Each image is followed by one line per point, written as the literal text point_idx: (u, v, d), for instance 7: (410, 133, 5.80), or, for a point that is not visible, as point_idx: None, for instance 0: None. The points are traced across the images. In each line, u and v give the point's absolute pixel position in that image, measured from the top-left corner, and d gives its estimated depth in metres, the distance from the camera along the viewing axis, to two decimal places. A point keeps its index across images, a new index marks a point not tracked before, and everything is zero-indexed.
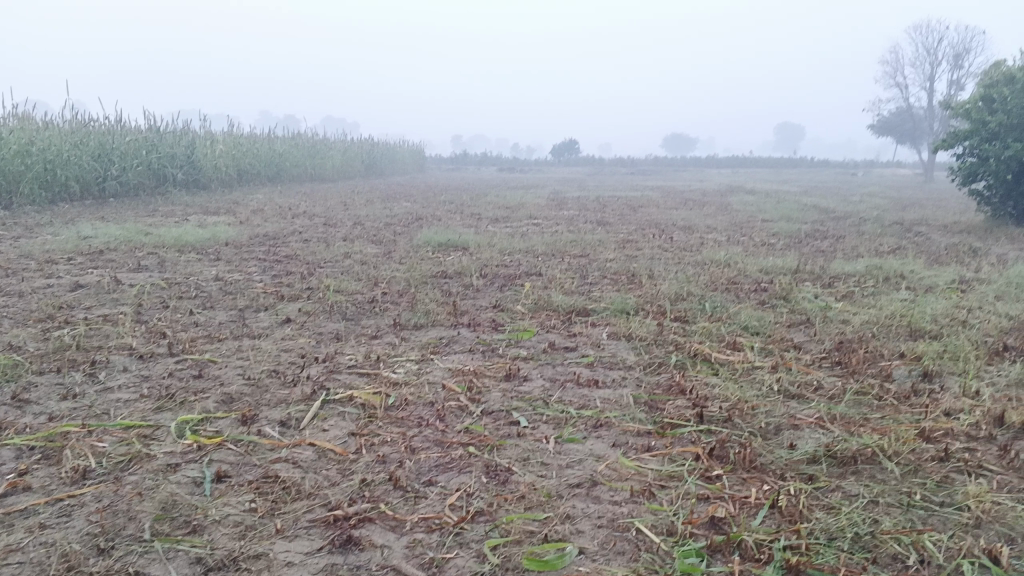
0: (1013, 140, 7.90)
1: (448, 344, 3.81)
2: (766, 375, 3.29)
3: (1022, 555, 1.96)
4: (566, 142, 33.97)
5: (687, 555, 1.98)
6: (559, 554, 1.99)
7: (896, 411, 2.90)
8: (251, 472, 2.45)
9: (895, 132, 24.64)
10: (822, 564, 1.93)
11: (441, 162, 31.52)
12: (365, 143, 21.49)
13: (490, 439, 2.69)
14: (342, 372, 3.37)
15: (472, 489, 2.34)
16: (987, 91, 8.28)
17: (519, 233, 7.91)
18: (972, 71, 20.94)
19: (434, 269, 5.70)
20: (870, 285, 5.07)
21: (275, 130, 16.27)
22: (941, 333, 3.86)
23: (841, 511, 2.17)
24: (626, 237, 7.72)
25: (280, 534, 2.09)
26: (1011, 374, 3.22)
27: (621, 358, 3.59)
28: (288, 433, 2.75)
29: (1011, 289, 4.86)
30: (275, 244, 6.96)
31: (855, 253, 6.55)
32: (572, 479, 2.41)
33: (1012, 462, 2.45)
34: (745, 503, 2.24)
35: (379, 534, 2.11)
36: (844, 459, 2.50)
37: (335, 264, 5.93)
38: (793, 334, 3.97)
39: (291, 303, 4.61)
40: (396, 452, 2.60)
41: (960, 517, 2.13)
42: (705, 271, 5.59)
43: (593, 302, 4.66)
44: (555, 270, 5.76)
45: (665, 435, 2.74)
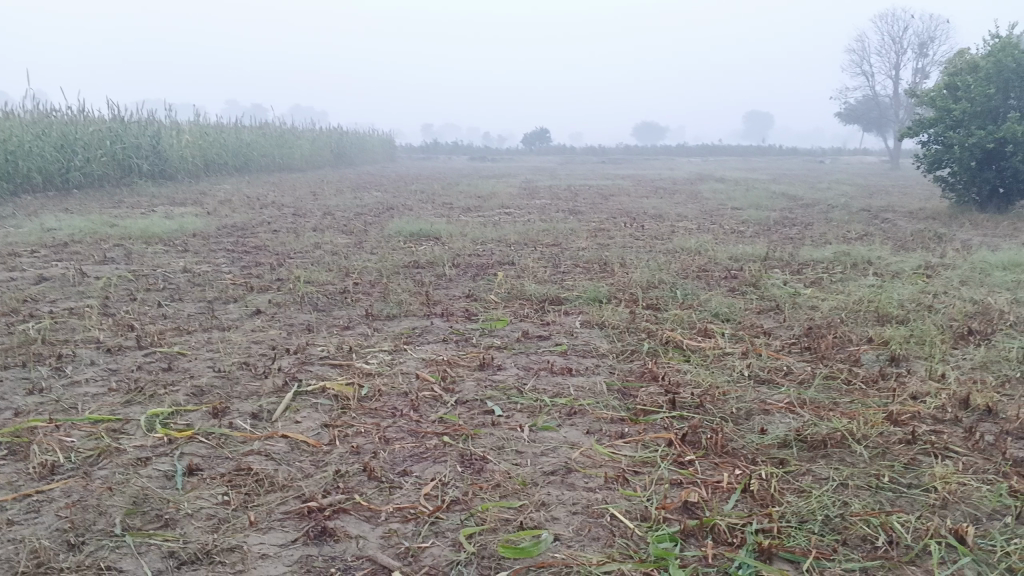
0: (976, 128, 8.04)
1: (421, 334, 3.80)
2: (737, 362, 3.32)
3: (987, 534, 2.00)
4: (537, 131, 33.92)
5: (661, 540, 2.00)
6: (534, 541, 1.99)
7: (864, 395, 2.94)
8: (224, 465, 2.43)
9: (862, 120, 24.94)
10: (794, 546, 1.95)
11: (412, 151, 31.33)
12: (334, 133, 21.31)
13: (465, 428, 2.69)
14: (314, 364, 3.34)
15: (447, 479, 2.34)
16: (950, 80, 8.40)
17: (490, 222, 7.90)
18: (937, 60, 21.23)
19: (406, 258, 5.69)
20: (838, 272, 5.14)
21: (243, 119, 16.07)
22: (908, 318, 3.92)
23: (812, 493, 2.20)
24: (598, 226, 7.75)
25: (254, 526, 2.08)
26: (976, 358, 3.28)
27: (594, 346, 3.61)
28: (261, 425, 2.73)
29: (975, 274, 4.95)
30: (244, 235, 6.89)
31: (823, 240, 6.64)
32: (546, 467, 2.42)
33: (977, 443, 2.49)
34: (717, 488, 2.26)
35: (354, 525, 2.10)
36: (814, 443, 2.53)
37: (306, 254, 5.88)
38: (763, 320, 4.01)
39: (261, 294, 4.57)
40: (370, 442, 2.59)
41: (927, 499, 2.17)
42: (676, 259, 5.63)
43: (566, 290, 4.67)
44: (527, 258, 5.76)
45: (638, 422, 2.75)
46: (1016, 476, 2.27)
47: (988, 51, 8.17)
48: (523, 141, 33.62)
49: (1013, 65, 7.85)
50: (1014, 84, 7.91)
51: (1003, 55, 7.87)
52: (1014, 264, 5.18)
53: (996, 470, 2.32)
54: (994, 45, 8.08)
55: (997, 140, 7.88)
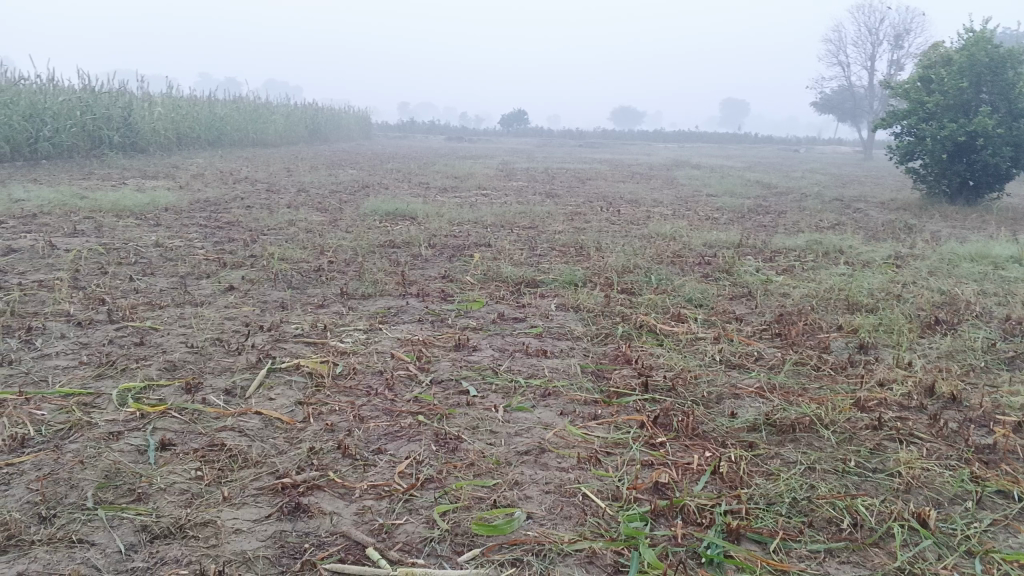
0: (948, 121, 8.14)
1: (396, 313, 3.81)
2: (708, 347, 3.37)
3: (949, 518, 2.05)
4: (515, 113, 33.78)
5: (632, 519, 2.03)
6: (507, 519, 2.01)
7: (833, 381, 3.00)
8: (197, 440, 2.42)
9: (837, 110, 25.11)
10: (761, 528, 1.99)
11: (387, 129, 31.05)
12: (310, 109, 21.07)
13: (439, 408, 2.71)
14: (288, 341, 3.33)
15: (421, 457, 2.35)
16: (925, 72, 8.49)
17: (467, 204, 7.88)
18: (912, 52, 21.40)
19: (382, 238, 5.66)
20: (810, 260, 5.20)
21: (216, 93, 15.84)
22: (877, 307, 3.99)
23: (780, 476, 2.25)
24: (575, 209, 7.76)
25: (227, 501, 2.08)
26: (942, 347, 3.35)
27: (569, 329, 3.63)
28: (234, 401, 2.72)
29: (944, 265, 5.03)
30: (217, 210, 6.81)
31: (796, 229, 6.71)
32: (520, 447, 2.44)
33: (941, 430, 2.55)
34: (687, 469, 2.30)
35: (328, 501, 2.11)
36: (783, 427, 2.57)
37: (280, 231, 5.84)
38: (736, 306, 4.06)
39: (234, 270, 4.53)
40: (344, 420, 2.59)
41: (891, 483, 2.22)
42: (651, 244, 5.67)
43: (542, 273, 4.69)
44: (504, 240, 5.77)
45: (611, 404, 2.78)
46: (978, 463, 2.33)
47: (962, 44, 8.26)
48: (500, 122, 33.58)
49: (986, 58, 7.93)
50: (986, 78, 8.01)
51: (976, 49, 7.95)
52: (980, 256, 5.28)
53: (958, 456, 2.38)
54: (968, 39, 8.17)
55: (968, 133, 7.99)
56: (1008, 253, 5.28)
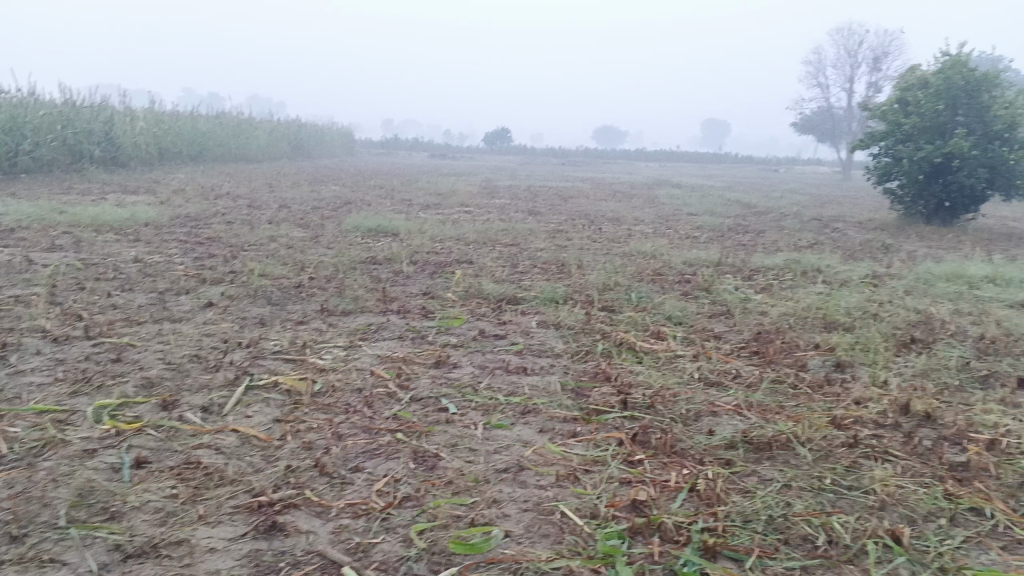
0: (925, 143, 8.27)
1: (376, 330, 3.80)
2: (687, 364, 3.38)
3: (923, 536, 2.07)
4: (498, 130, 33.95)
5: (610, 537, 2.03)
6: (485, 537, 2.01)
7: (810, 399, 3.03)
8: (173, 458, 2.41)
9: (817, 131, 25.40)
10: (737, 545, 2.00)
11: (370, 146, 31.02)
12: (293, 126, 21.07)
13: (418, 425, 2.70)
14: (266, 358, 3.32)
15: (399, 475, 2.35)
16: (902, 94, 8.63)
17: (450, 221, 7.90)
18: (889, 75, 21.71)
19: (363, 254, 5.65)
20: (788, 279, 5.25)
21: (199, 108, 15.80)
22: (854, 326, 4.03)
23: (756, 494, 2.26)
24: (557, 227, 7.79)
25: (203, 520, 2.06)
26: (917, 366, 3.38)
27: (549, 346, 3.64)
28: (211, 419, 2.70)
29: (919, 285, 5.10)
30: (198, 226, 6.78)
31: (775, 248, 6.78)
32: (499, 464, 2.44)
33: (915, 448, 2.57)
34: (665, 487, 2.31)
35: (304, 520, 2.10)
36: (760, 445, 2.59)
37: (261, 247, 5.82)
38: (714, 324, 4.09)
39: (214, 286, 4.51)
40: (321, 438, 2.58)
41: (867, 500, 2.24)
42: (632, 262, 5.70)
43: (523, 290, 4.70)
44: (486, 258, 5.78)
45: (590, 421, 2.79)
46: (951, 481, 2.36)
47: (939, 67, 8.41)
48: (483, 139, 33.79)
49: (962, 82, 8.08)
50: (962, 101, 8.15)
51: (952, 72, 8.10)
52: (955, 276, 5.35)
53: (932, 474, 2.40)
54: (944, 62, 8.31)
55: (944, 155, 8.12)
56: (982, 273, 5.36)
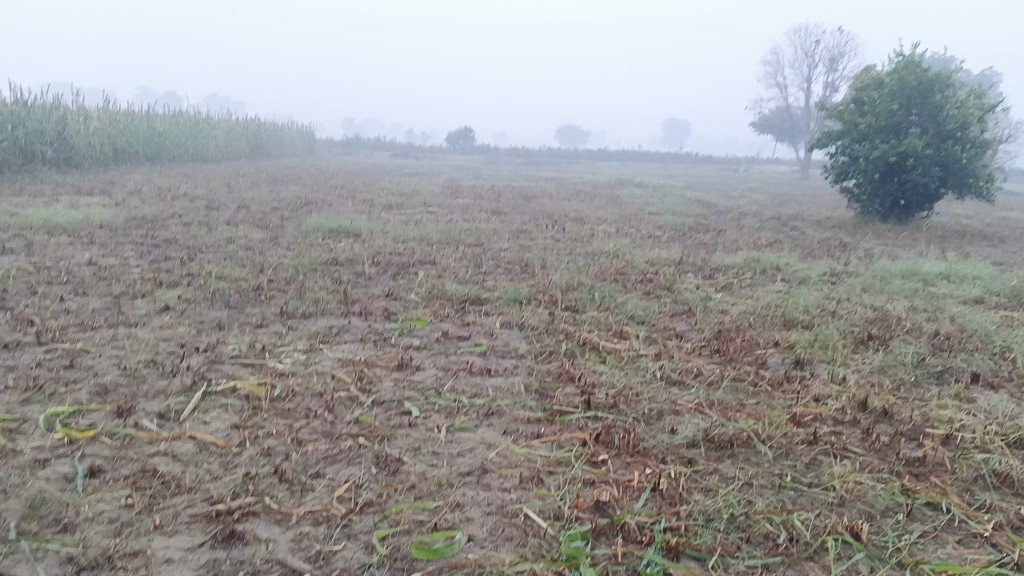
0: (881, 142, 8.43)
1: (338, 333, 3.76)
2: (650, 363, 3.40)
3: (881, 531, 2.10)
4: (460, 130, 33.95)
5: (573, 538, 2.03)
6: (448, 542, 2.00)
7: (770, 397, 3.06)
8: (128, 466, 2.35)
9: (776, 130, 25.74)
10: (700, 544, 2.01)
11: (331, 146, 30.76)
12: (252, 125, 20.81)
13: (380, 429, 2.68)
14: (224, 363, 3.26)
15: (361, 481, 2.32)
16: (858, 94, 8.78)
17: (412, 221, 7.85)
18: (846, 75, 22.06)
19: (324, 255, 5.59)
20: (748, 277, 5.30)
21: (155, 108, 15.53)
22: (813, 323, 4.08)
23: (718, 492, 2.27)
24: (520, 227, 7.79)
25: (159, 530, 2.02)
26: (874, 362, 3.44)
27: (513, 347, 3.63)
28: (168, 426, 2.65)
29: (876, 282, 5.18)
30: (154, 228, 6.66)
31: (735, 246, 6.85)
32: (462, 468, 2.43)
33: (873, 444, 2.61)
34: (628, 487, 2.31)
35: (264, 528, 2.06)
36: (721, 443, 2.61)
37: (219, 249, 5.73)
38: (676, 323, 4.12)
39: (171, 290, 4.43)
40: (281, 444, 2.55)
41: (826, 497, 2.27)
42: (595, 262, 5.71)
43: (487, 290, 4.69)
44: (448, 258, 5.76)
45: (554, 422, 2.79)
46: (908, 476, 2.39)
47: (893, 68, 8.57)
48: (447, 138, 33.77)
49: (915, 82, 8.24)
50: (916, 101, 8.30)
51: (906, 72, 8.26)
52: (911, 273, 5.45)
53: (890, 470, 2.44)
54: (898, 63, 8.46)
55: (899, 154, 8.29)
56: (936, 270, 5.46)
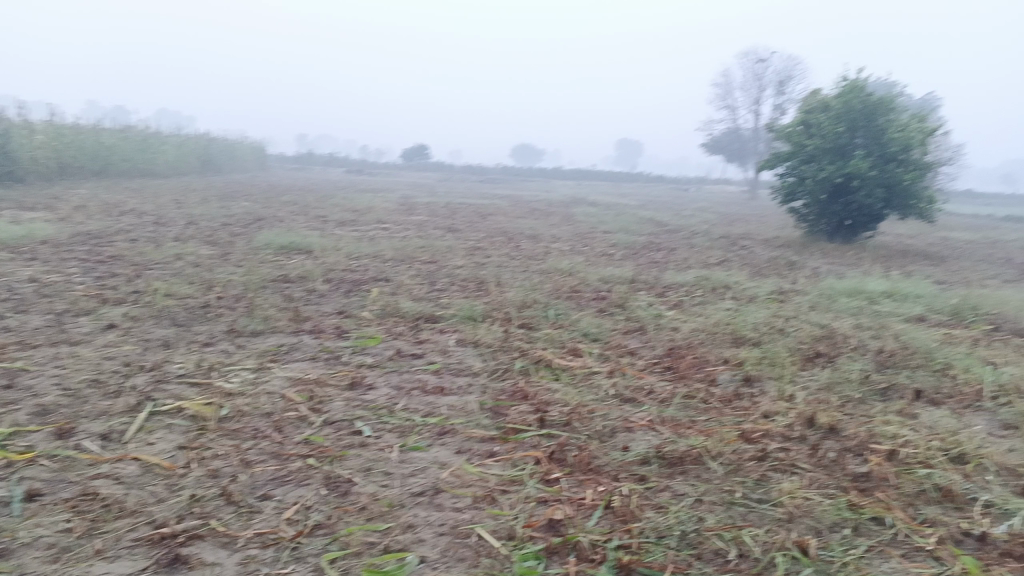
0: (827, 163, 8.65)
1: (288, 351, 3.71)
2: (603, 380, 3.42)
3: (828, 546, 2.13)
4: (416, 147, 33.94)
5: (526, 558, 2.03)
6: (399, 564, 1.97)
7: (720, 413, 3.09)
8: (68, 489, 2.28)
9: (725, 151, 26.23)
10: (652, 562, 2.02)
11: (284, 161, 30.48)
12: (203, 140, 20.51)
13: (331, 450, 2.64)
14: (170, 382, 3.19)
15: (310, 502, 2.28)
16: (805, 116, 9.00)
17: (366, 238, 7.81)
18: (793, 98, 22.59)
19: (275, 272, 5.53)
20: (699, 295, 5.38)
21: (103, 121, 15.23)
22: (761, 340, 4.15)
23: (670, 509, 2.29)
24: (475, 244, 7.79)
25: (99, 555, 1.96)
26: (821, 379, 3.50)
27: (467, 365, 3.62)
28: (111, 447, 2.58)
29: (823, 300, 5.29)
30: (99, 244, 6.51)
31: (686, 264, 6.95)
32: (414, 488, 2.40)
33: (821, 460, 2.66)
34: (581, 505, 2.32)
35: (209, 551, 2.02)
36: (672, 460, 2.63)
37: (166, 266, 5.62)
38: (629, 340, 4.15)
39: (116, 307, 4.33)
40: (228, 465, 2.49)
41: (775, 513, 2.29)
42: (549, 279, 5.74)
43: (441, 308, 4.68)
44: (402, 275, 5.73)
45: (507, 440, 2.78)
46: (854, 491, 2.43)
47: (838, 92, 8.81)
48: (402, 155, 33.74)
49: (860, 106, 8.49)
50: (861, 124, 8.55)
51: (851, 96, 8.52)
52: (856, 292, 5.58)
53: (837, 485, 2.48)
54: (843, 87, 8.72)
55: (844, 175, 8.51)
56: (880, 288, 5.60)
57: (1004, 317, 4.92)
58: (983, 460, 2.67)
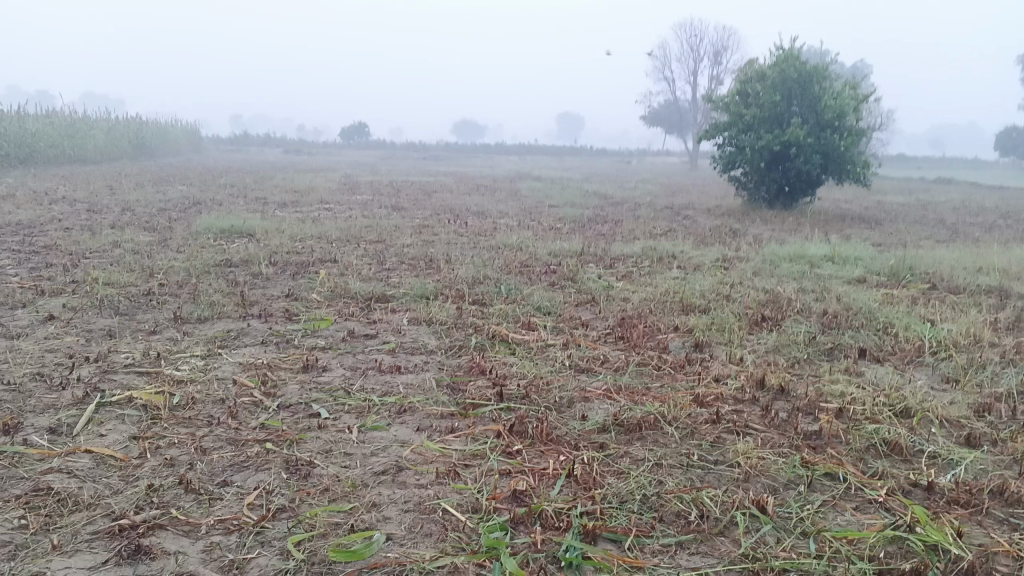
0: (765, 131, 8.80)
1: (237, 337, 3.65)
2: (558, 353, 3.44)
3: (785, 503, 2.19)
4: (355, 125, 33.48)
5: (492, 530, 2.04)
6: (366, 543, 1.97)
7: (673, 379, 3.15)
8: (18, 486, 2.22)
9: (665, 123, 26.49)
10: (616, 526, 2.06)
11: (219, 143, 29.78)
12: (133, 124, 19.90)
13: (289, 433, 2.61)
14: (118, 373, 3.11)
15: (271, 487, 2.26)
16: (742, 86, 9.13)
17: (309, 219, 7.69)
18: (729, 68, 22.87)
19: (218, 257, 5.42)
20: (646, 266, 5.44)
21: (26, 107, 14.65)
22: (709, 307, 4.23)
23: (630, 475, 2.33)
24: (422, 222, 7.74)
25: (57, 550, 1.92)
26: (769, 343, 3.59)
27: (421, 343, 3.61)
28: (60, 441, 2.51)
29: (766, 266, 5.41)
30: (32, 233, 6.29)
31: (632, 236, 7.02)
32: (376, 467, 2.40)
33: (773, 420, 2.73)
34: (544, 475, 2.34)
35: (171, 541, 1.99)
36: (630, 426, 2.67)
37: (104, 254, 5.46)
38: (581, 312, 4.18)
39: (54, 298, 4.20)
40: (184, 454, 2.45)
41: (733, 473, 2.35)
42: (499, 255, 5.74)
43: (392, 287, 4.64)
44: (350, 256, 5.67)
45: (467, 415, 2.79)
46: (807, 449, 2.51)
47: (773, 61, 8.95)
48: (342, 135, 33.27)
49: (795, 74, 8.65)
50: (797, 91, 8.70)
51: (786, 65, 8.67)
52: (798, 257, 5.71)
53: (790, 444, 2.55)
54: (779, 56, 8.87)
55: (783, 143, 8.67)
56: (821, 253, 5.74)
57: (938, 276, 5.09)
58: (927, 414, 2.77)
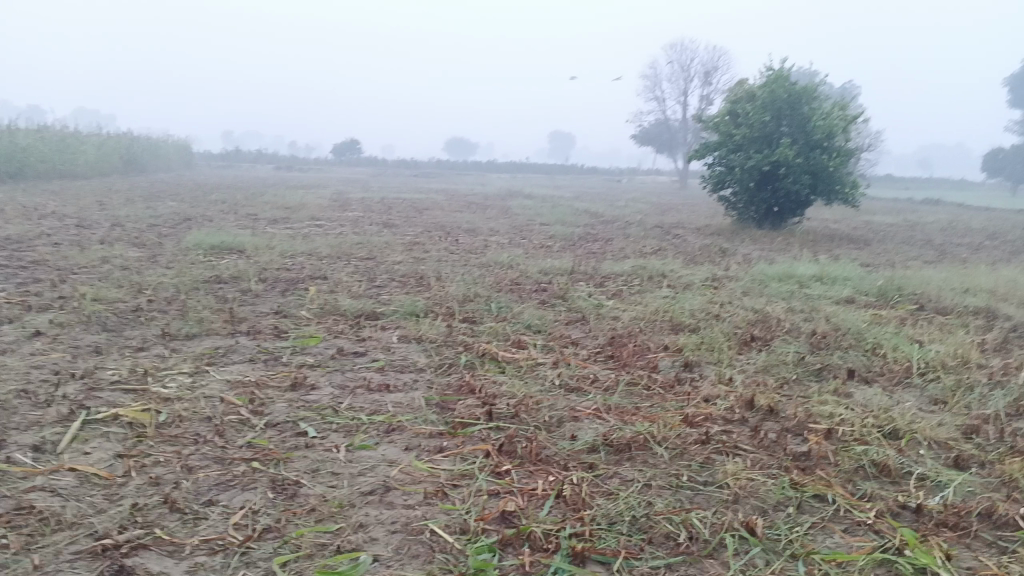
0: (754, 152, 8.86)
1: (225, 354, 3.63)
2: (548, 371, 3.44)
3: (774, 525, 2.19)
4: (347, 142, 33.54)
5: (480, 551, 2.03)
6: (352, 564, 1.95)
7: (663, 399, 3.15)
8: (0, 504, 2.20)
9: (655, 142, 26.64)
10: (604, 548, 2.05)
11: (210, 159, 29.77)
12: (124, 139, 19.87)
13: (276, 452, 2.60)
14: (104, 390, 3.09)
15: (257, 506, 2.24)
16: (732, 106, 9.19)
17: (300, 235, 7.68)
18: (719, 89, 23.04)
19: (208, 273, 5.40)
20: (637, 284, 5.45)
21: (16, 121, 14.62)
22: (699, 326, 4.23)
23: (619, 496, 2.32)
24: (412, 239, 7.74)
25: (38, 570, 1.89)
26: (759, 362, 3.59)
27: (411, 361, 3.60)
28: (44, 459, 2.49)
29: (755, 285, 5.42)
30: (19, 248, 6.25)
31: (622, 254, 7.03)
32: (363, 487, 2.38)
33: (762, 441, 2.73)
34: (532, 496, 2.33)
35: (155, 561, 1.96)
36: (620, 446, 2.67)
37: (92, 270, 5.43)
38: (571, 331, 4.18)
39: (41, 314, 4.17)
40: (170, 472, 2.43)
41: (722, 495, 2.35)
42: (489, 273, 5.74)
43: (382, 304, 4.63)
44: (340, 273, 5.66)
45: (456, 435, 2.77)
46: (796, 470, 2.50)
47: (762, 81, 9.02)
48: (334, 151, 33.32)
49: (784, 95, 8.72)
50: (786, 112, 8.77)
51: (776, 86, 8.74)
52: (787, 276, 5.73)
53: (779, 465, 2.55)
54: (768, 76, 8.94)
55: (772, 163, 8.73)
56: (810, 273, 5.77)
57: (926, 296, 5.12)
58: (915, 436, 2.77)
